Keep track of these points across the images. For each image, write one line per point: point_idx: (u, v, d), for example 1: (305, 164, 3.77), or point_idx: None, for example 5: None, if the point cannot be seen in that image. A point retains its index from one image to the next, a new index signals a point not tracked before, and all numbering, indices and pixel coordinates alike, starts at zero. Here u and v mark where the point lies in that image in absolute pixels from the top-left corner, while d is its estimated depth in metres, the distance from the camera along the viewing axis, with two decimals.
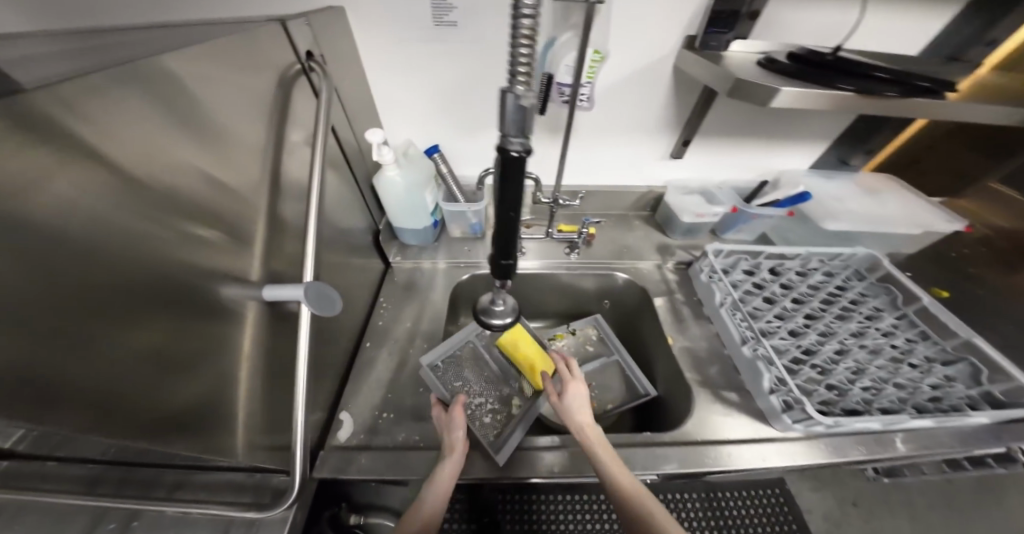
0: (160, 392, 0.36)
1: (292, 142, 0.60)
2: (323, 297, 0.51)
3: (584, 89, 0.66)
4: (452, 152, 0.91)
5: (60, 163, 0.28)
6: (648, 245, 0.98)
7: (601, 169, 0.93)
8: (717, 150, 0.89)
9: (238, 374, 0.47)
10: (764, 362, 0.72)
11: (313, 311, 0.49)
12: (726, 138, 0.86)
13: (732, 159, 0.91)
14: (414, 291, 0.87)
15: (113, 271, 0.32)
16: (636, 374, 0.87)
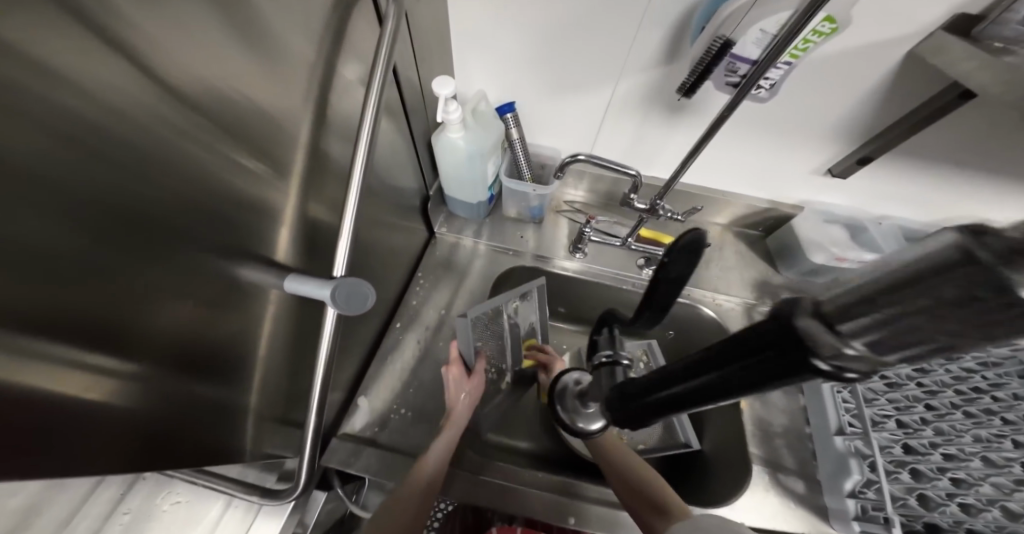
0: (164, 371, 0.31)
1: (349, 83, 0.47)
2: (353, 292, 0.39)
3: (773, 72, 0.44)
4: (531, 114, 0.73)
5: (89, 51, 0.20)
6: (742, 276, 0.79)
7: (717, 170, 0.72)
8: (896, 178, 0.63)
9: (249, 364, 0.42)
10: (859, 460, 0.56)
11: (341, 312, 0.39)
12: (918, 168, 0.60)
13: (918, 194, 0.64)
14: (457, 271, 0.77)
15: (133, 214, 0.24)
16: (680, 417, 0.75)
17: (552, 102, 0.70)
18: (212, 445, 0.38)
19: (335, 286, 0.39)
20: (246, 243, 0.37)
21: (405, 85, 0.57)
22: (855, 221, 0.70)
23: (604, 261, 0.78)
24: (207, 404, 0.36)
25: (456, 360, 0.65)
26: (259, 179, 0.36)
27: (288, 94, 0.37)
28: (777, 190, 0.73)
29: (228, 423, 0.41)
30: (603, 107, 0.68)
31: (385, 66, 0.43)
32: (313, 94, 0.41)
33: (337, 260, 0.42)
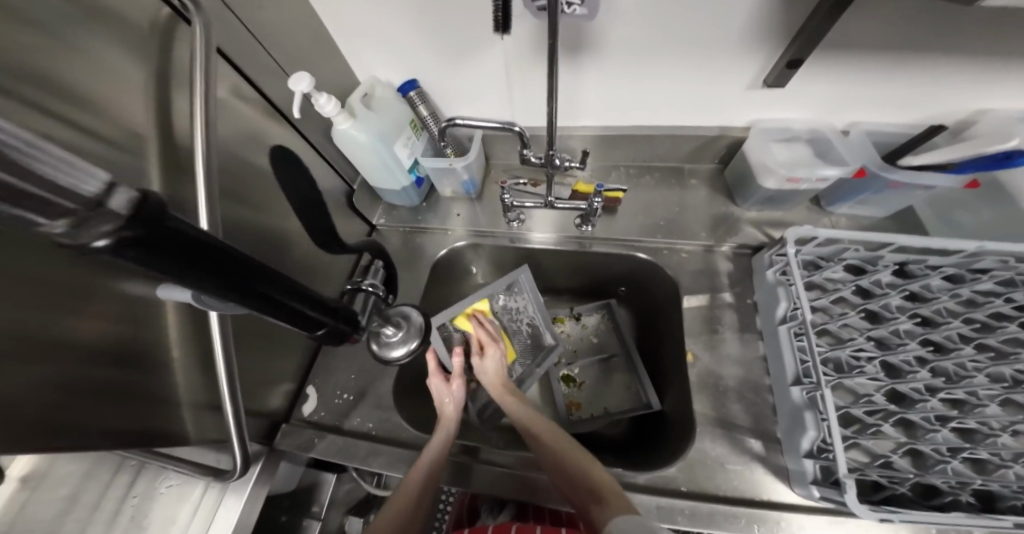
0: (65, 369, 0.38)
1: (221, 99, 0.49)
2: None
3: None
4: (435, 87, 0.70)
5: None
6: (697, 220, 0.71)
7: (653, 107, 0.66)
8: (844, 78, 0.55)
9: (155, 372, 0.47)
10: (812, 412, 0.50)
11: None
12: (863, 56, 0.51)
13: (885, 93, 0.55)
14: (400, 259, 0.78)
15: None
16: (643, 379, 0.71)
17: (455, 70, 0.66)
18: (139, 436, 0.46)
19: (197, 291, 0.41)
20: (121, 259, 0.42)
21: (278, 89, 0.57)
22: (819, 135, 0.63)
23: (541, 226, 0.74)
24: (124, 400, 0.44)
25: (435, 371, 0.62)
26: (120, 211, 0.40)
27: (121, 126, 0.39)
28: (728, 115, 0.65)
29: (153, 421, 0.47)
30: (503, 62, 0.63)
31: (205, 75, 0.41)
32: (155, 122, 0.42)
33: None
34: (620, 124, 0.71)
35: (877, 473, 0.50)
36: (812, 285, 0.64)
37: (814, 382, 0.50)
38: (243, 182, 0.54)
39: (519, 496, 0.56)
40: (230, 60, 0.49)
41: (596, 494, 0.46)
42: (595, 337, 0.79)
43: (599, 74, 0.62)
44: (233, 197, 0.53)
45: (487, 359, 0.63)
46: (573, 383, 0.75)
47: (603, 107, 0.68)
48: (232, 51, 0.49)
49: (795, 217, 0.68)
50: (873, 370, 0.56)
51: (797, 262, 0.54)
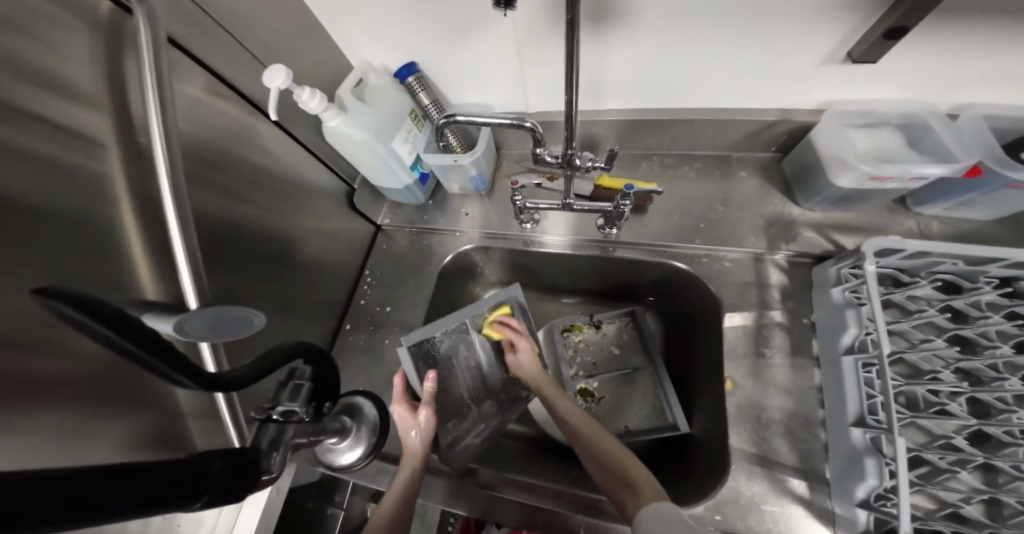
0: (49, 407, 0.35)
1: (193, 99, 0.42)
2: (225, 319, 0.40)
3: None
4: (442, 72, 0.62)
5: None
6: (745, 221, 0.60)
7: (701, 85, 0.56)
8: (957, 51, 0.43)
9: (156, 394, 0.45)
10: (875, 459, 0.41)
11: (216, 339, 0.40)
12: (997, 14, 0.39)
13: (1011, 63, 0.43)
14: (408, 263, 0.72)
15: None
16: (669, 397, 0.64)
17: (457, 51, 0.57)
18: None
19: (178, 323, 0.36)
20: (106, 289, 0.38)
21: (258, 85, 0.51)
22: (913, 120, 0.50)
23: (560, 227, 0.66)
24: (142, 440, 0.41)
25: (400, 397, 0.58)
26: (90, 233, 0.34)
27: (77, 140, 0.33)
28: (793, 93, 0.54)
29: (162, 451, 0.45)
30: (513, 40, 0.53)
31: (155, 74, 0.34)
32: (117, 133, 0.36)
33: (188, 294, 0.40)
34: (657, 107, 0.62)
35: (944, 526, 0.40)
36: (888, 303, 0.52)
37: (882, 429, 0.40)
38: (236, 186, 0.49)
39: (506, 522, 0.53)
40: (195, 56, 0.42)
41: (624, 479, 0.45)
42: (616, 348, 0.72)
43: (628, 47, 0.52)
44: (227, 202, 0.48)
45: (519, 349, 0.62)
46: (590, 398, 0.69)
47: (634, 87, 0.58)
48: (197, 46, 0.42)
49: (872, 218, 0.56)
50: (958, 411, 0.44)
51: (878, 281, 0.42)
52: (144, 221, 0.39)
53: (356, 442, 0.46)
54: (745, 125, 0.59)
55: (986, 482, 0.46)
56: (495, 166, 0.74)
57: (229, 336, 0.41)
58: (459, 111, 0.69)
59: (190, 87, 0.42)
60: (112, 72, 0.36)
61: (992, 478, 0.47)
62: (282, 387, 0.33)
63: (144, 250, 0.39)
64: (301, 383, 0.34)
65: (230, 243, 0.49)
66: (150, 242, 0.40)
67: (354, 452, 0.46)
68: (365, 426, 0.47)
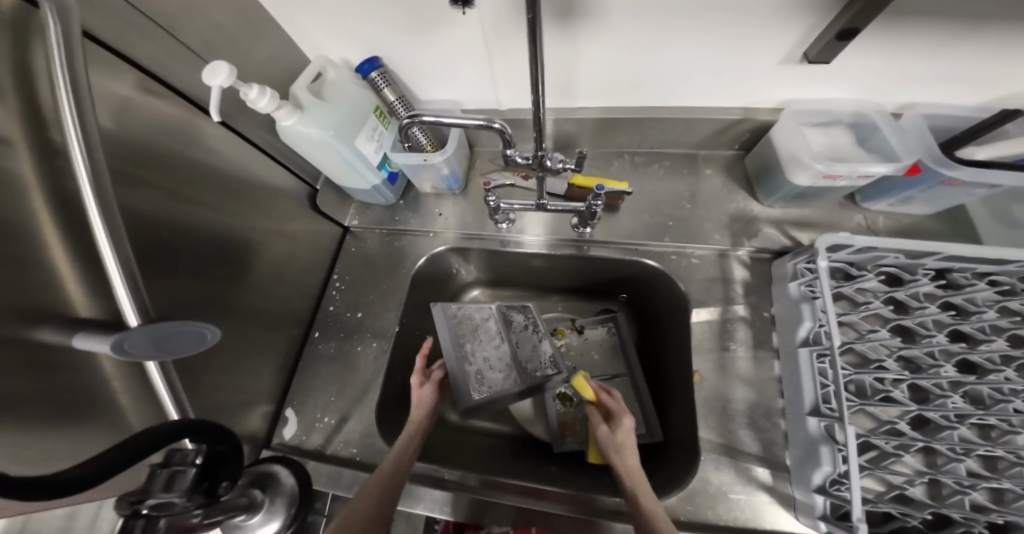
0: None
1: (123, 100, 0.39)
2: (168, 335, 0.40)
3: None
4: (409, 67, 0.60)
5: None
6: (711, 218, 0.62)
7: (667, 83, 0.57)
8: (901, 54, 0.46)
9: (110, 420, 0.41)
10: (829, 446, 0.44)
11: (175, 353, 0.41)
12: (936, 20, 0.41)
13: (946, 66, 0.46)
14: (378, 265, 0.70)
15: None
16: (646, 401, 0.65)
17: (421, 44, 0.55)
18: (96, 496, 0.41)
19: (122, 340, 0.35)
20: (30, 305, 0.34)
21: (200, 81, 0.47)
22: (862, 120, 0.53)
23: (534, 226, 0.66)
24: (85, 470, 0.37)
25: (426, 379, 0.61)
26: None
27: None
28: (754, 92, 0.56)
29: (121, 478, 0.43)
30: (480, 34, 0.52)
31: (69, 73, 0.31)
32: (28, 135, 0.32)
33: (125, 307, 0.37)
34: (626, 104, 0.62)
35: (890, 506, 0.43)
36: (839, 296, 0.55)
37: (836, 418, 0.43)
38: (182, 190, 0.45)
39: (489, 524, 0.53)
40: (119, 52, 0.38)
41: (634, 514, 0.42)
42: (597, 354, 0.72)
43: (597, 46, 0.52)
44: (171, 205, 0.44)
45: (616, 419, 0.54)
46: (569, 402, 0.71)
47: (605, 84, 0.58)
48: (122, 41, 0.38)
49: (827, 215, 0.59)
50: (899, 397, 0.48)
51: (830, 277, 0.45)
52: (74, 239, 0.36)
53: (270, 515, 0.48)
54: (710, 123, 0.61)
55: (926, 464, 0.50)
56: (468, 164, 0.73)
57: (175, 351, 0.41)
58: (428, 107, 0.67)
59: (117, 85, 0.38)
60: (23, 72, 0.31)
61: (932, 460, 0.51)
62: (158, 472, 0.32)
63: (73, 268, 0.36)
64: (184, 468, 0.32)
65: (179, 256, 0.46)
66: (76, 256, 0.36)
67: (268, 525, 0.48)
68: (284, 492, 0.50)
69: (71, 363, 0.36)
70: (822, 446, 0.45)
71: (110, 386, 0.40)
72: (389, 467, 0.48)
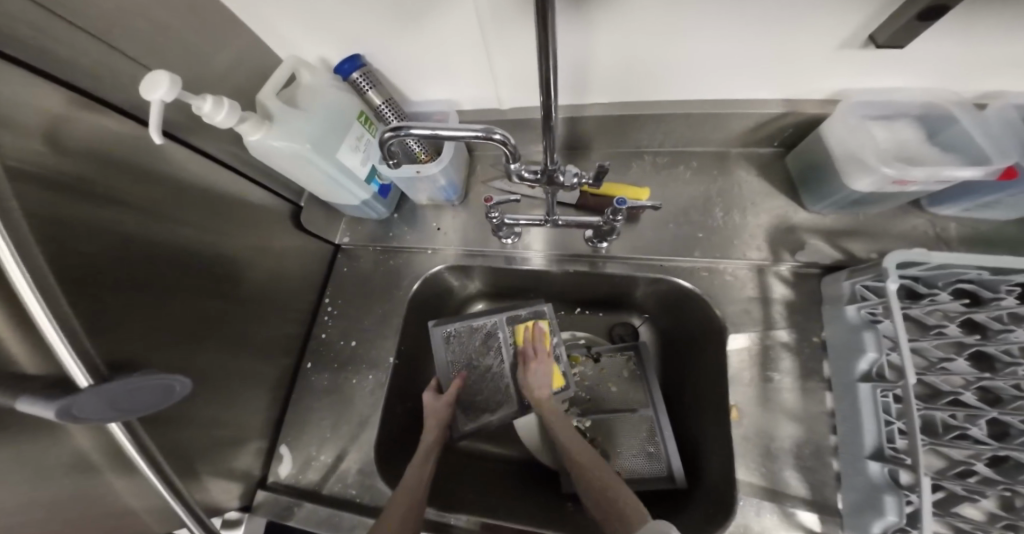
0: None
1: (54, 117, 0.31)
2: (130, 395, 0.33)
3: None
4: (397, 67, 0.52)
5: None
6: (747, 227, 0.54)
7: (696, 75, 0.49)
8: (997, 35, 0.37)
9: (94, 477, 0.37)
10: (896, 496, 0.36)
11: (132, 415, 0.33)
12: None
13: None
14: (374, 285, 0.64)
15: None
16: (668, 445, 0.56)
17: (408, 38, 0.47)
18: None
19: (71, 406, 0.28)
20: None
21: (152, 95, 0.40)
22: (932, 112, 0.45)
23: (544, 241, 0.60)
24: None
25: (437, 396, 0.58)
26: None
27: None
28: (801, 82, 0.47)
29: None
30: (477, 25, 0.44)
31: None
32: None
33: (65, 362, 0.30)
34: (645, 100, 0.54)
35: None
36: (904, 317, 0.46)
37: (904, 464, 0.34)
38: (148, 213, 0.39)
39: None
40: (45, 72, 0.31)
41: (607, 514, 0.44)
42: (614, 386, 0.64)
43: (615, 36, 0.44)
44: (140, 223, 0.38)
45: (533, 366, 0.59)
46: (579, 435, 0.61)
47: (622, 79, 0.50)
48: (54, 57, 0.31)
49: (884, 221, 0.51)
50: (978, 434, 0.36)
51: (900, 304, 0.36)
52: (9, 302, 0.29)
53: None
54: (745, 119, 0.53)
55: None
56: (469, 171, 0.65)
57: (138, 408, 0.34)
58: (422, 110, 0.60)
59: (46, 101, 0.31)
60: None
61: None
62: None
63: (16, 336, 0.29)
64: None
65: (152, 286, 0.40)
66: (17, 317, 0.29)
67: None
68: None
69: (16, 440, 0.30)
70: (883, 491, 0.37)
71: (75, 446, 0.35)
72: (408, 489, 0.47)
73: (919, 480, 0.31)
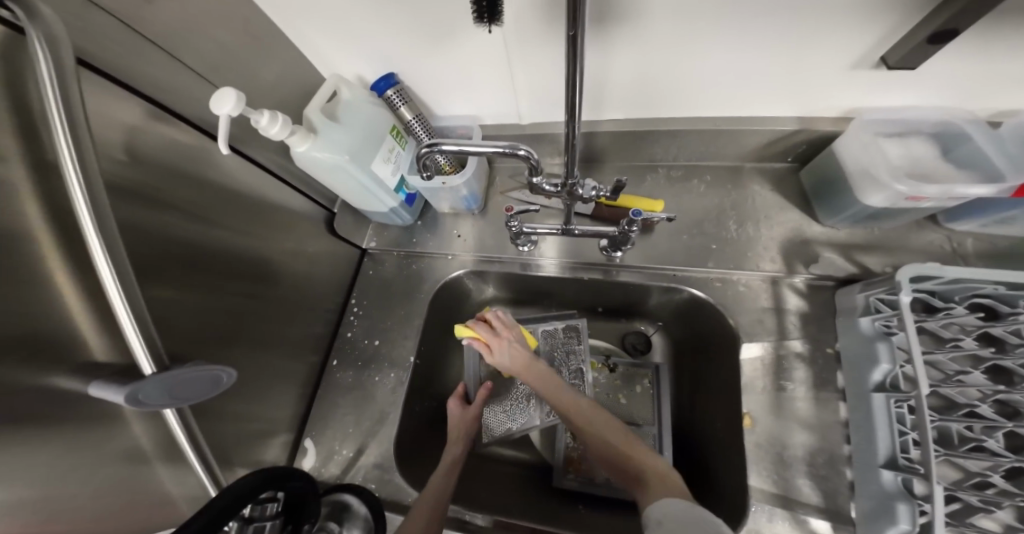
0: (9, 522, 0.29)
1: (132, 130, 0.36)
2: (187, 382, 0.36)
3: None
4: (427, 85, 0.57)
5: None
6: (760, 240, 0.55)
7: (709, 93, 0.51)
8: (1008, 55, 0.38)
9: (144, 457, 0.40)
10: (908, 505, 0.36)
11: (180, 404, 0.37)
12: None
13: None
14: (396, 289, 0.67)
15: None
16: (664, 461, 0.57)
17: (439, 59, 0.51)
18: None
19: (136, 392, 0.32)
20: (54, 355, 0.31)
21: (211, 110, 0.45)
22: (946, 130, 0.46)
23: (560, 250, 0.62)
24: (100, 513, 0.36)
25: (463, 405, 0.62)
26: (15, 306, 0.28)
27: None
28: (814, 99, 0.49)
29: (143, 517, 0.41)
30: (503, 48, 0.48)
31: (66, 113, 0.27)
32: (28, 176, 0.28)
33: (138, 353, 0.33)
34: (660, 115, 0.56)
35: None
36: (920, 330, 0.46)
37: (917, 473, 0.35)
38: (196, 212, 0.43)
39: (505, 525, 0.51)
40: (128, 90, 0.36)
41: (625, 467, 0.42)
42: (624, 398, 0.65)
43: (632, 57, 0.47)
44: (191, 223, 0.42)
45: (501, 342, 0.59)
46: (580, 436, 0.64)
47: (637, 96, 0.53)
48: (130, 75, 0.36)
49: (899, 235, 0.51)
50: (995, 447, 0.36)
51: (912, 316, 0.37)
52: (84, 293, 0.33)
53: None
54: (759, 134, 0.54)
55: None
56: (488, 181, 0.69)
57: (188, 398, 0.37)
58: (447, 124, 0.64)
59: (127, 116, 0.35)
60: (20, 114, 0.28)
61: None
62: None
63: (92, 323, 0.33)
64: None
65: (199, 281, 0.44)
66: (94, 304, 0.33)
67: None
68: None
69: (90, 414, 0.34)
70: (897, 500, 0.37)
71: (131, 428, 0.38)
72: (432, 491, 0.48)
73: (932, 489, 0.31)
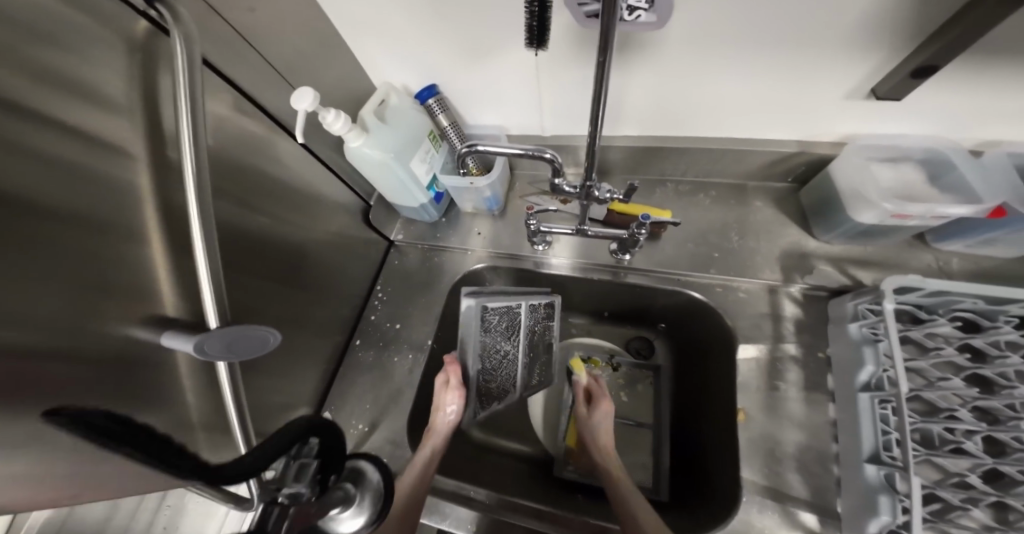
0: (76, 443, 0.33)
1: (219, 118, 0.43)
2: (240, 340, 0.41)
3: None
4: (463, 96, 0.64)
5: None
6: (760, 252, 0.60)
7: (717, 115, 0.56)
8: (984, 93, 0.43)
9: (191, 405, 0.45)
10: (890, 497, 0.39)
11: (235, 359, 0.41)
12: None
13: None
14: (418, 279, 0.73)
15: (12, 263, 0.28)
16: (664, 457, 0.62)
17: (476, 74, 0.58)
18: None
19: (203, 342, 0.37)
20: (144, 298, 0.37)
21: (280, 107, 0.52)
22: (933, 157, 0.50)
23: (573, 251, 0.67)
24: None
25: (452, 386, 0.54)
26: (125, 251, 0.34)
27: (114, 140, 0.32)
28: (811, 125, 0.54)
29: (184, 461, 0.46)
30: (533, 67, 0.54)
31: (188, 97, 0.33)
32: (148, 146, 0.35)
33: (208, 304, 0.39)
34: (672, 133, 0.62)
35: None
36: (907, 339, 0.49)
37: (898, 465, 0.37)
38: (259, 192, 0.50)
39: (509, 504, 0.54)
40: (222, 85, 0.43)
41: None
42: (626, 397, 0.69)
43: (647, 80, 0.53)
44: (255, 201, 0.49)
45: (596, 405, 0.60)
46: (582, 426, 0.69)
47: (651, 115, 0.59)
48: (226, 72, 0.43)
49: (889, 253, 0.55)
50: (973, 448, 0.39)
51: (895, 320, 0.40)
52: (173, 250, 0.38)
53: None
54: (760, 155, 0.59)
55: None
56: (509, 186, 0.75)
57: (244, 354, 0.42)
58: (475, 133, 0.71)
59: (218, 107, 0.42)
60: (147, 98, 0.34)
61: None
62: None
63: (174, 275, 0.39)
64: None
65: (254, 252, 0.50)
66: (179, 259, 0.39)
67: None
68: None
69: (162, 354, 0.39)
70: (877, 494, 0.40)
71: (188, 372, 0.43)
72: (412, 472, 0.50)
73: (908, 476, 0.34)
